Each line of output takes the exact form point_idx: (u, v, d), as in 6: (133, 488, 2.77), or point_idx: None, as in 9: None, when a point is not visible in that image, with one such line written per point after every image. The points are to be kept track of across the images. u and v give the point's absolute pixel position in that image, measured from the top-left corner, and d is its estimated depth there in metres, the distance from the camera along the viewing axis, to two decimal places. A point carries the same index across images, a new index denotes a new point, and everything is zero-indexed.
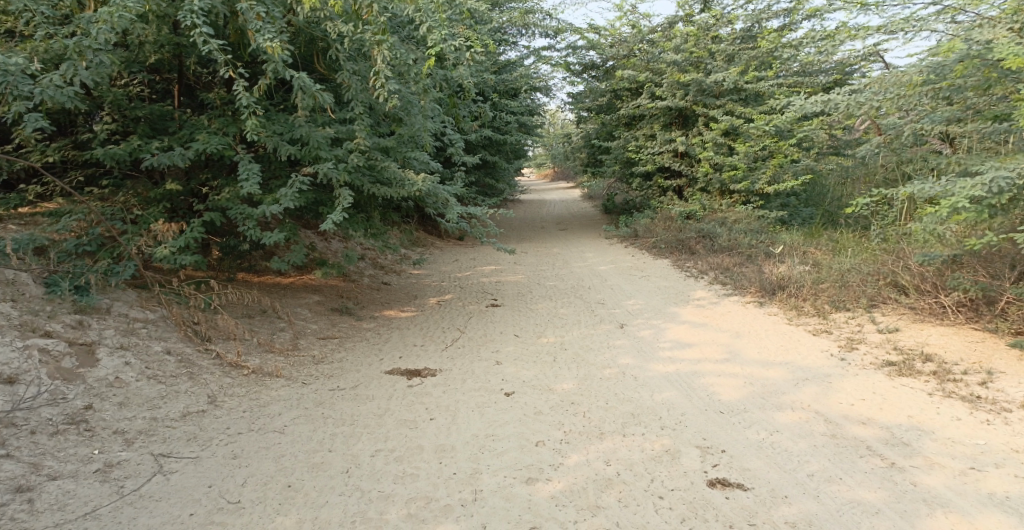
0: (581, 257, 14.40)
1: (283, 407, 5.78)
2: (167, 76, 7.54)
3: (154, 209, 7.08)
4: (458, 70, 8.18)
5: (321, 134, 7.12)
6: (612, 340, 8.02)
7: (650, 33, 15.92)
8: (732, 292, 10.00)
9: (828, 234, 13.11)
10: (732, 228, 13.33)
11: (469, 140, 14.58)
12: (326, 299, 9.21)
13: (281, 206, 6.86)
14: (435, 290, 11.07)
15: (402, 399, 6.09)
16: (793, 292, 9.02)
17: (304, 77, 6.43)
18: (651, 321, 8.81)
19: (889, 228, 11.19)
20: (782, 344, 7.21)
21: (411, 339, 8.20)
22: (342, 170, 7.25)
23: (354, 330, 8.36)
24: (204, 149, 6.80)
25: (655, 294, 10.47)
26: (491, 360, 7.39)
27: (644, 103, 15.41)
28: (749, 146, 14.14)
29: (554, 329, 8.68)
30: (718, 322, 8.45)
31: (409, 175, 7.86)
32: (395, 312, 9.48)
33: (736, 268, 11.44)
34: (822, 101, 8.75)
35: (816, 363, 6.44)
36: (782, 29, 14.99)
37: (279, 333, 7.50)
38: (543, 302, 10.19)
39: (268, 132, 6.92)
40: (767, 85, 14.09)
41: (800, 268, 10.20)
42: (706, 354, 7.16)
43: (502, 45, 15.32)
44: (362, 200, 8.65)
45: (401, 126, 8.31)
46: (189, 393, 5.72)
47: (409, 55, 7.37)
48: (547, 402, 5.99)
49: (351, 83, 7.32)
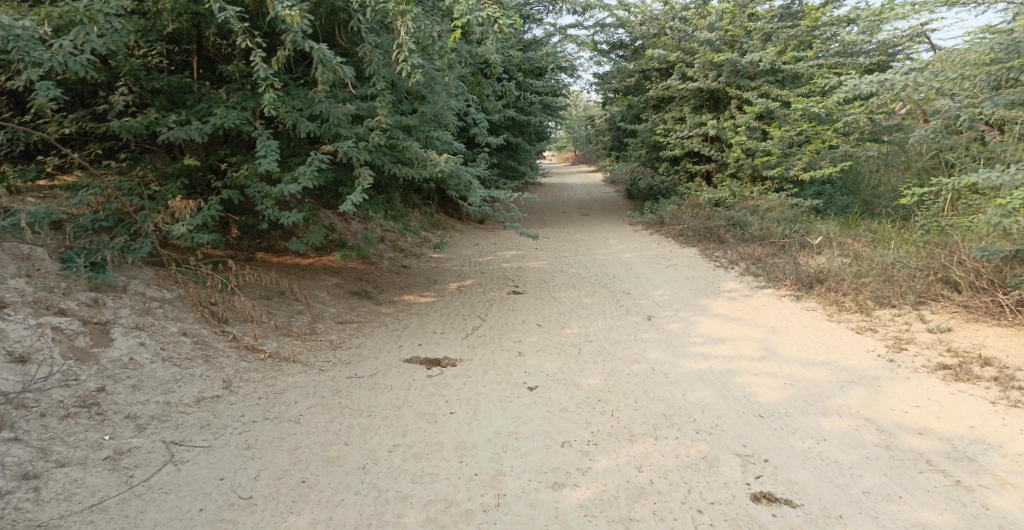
0: (606, 243, 14.01)
1: (299, 394, 5.48)
2: (186, 47, 7.26)
3: (171, 185, 6.81)
4: (485, 45, 7.82)
5: (342, 110, 6.81)
6: (640, 333, 7.66)
7: (683, 10, 15.39)
8: (765, 284, 9.59)
9: (866, 225, 12.63)
10: (765, 216, 12.85)
11: (494, 119, 14.21)
12: (345, 282, 8.95)
13: (299, 185, 6.58)
14: (455, 274, 10.77)
15: (421, 390, 5.81)
16: (832, 286, 8.61)
17: (324, 50, 6.10)
18: (680, 313, 8.45)
19: (935, 220, 10.73)
20: (822, 343, 6.83)
21: (431, 326, 7.92)
22: (362, 149, 6.94)
23: (373, 315, 8.09)
24: (221, 124, 6.51)
25: (684, 284, 10.08)
26: (514, 350, 7.09)
27: (674, 84, 14.91)
28: (784, 131, 13.61)
29: (579, 319, 8.34)
30: (752, 317, 8.05)
31: (431, 155, 7.54)
32: (416, 296, 9.21)
33: (768, 259, 11.02)
34: (878, 82, 8.37)
35: (862, 364, 6.11)
36: (822, 8, 14.41)
37: (295, 317, 7.24)
38: (568, 289, 9.87)
39: (286, 108, 6.64)
40: (806, 67, 13.51)
41: (837, 261, 9.77)
42: (740, 351, 6.80)
43: (529, 23, 14.87)
44: (382, 181, 8.35)
45: (424, 104, 7.97)
46: (204, 377, 5.42)
47: (435, 28, 6.99)
48: (574, 398, 5.67)
49: (372, 57, 6.98)
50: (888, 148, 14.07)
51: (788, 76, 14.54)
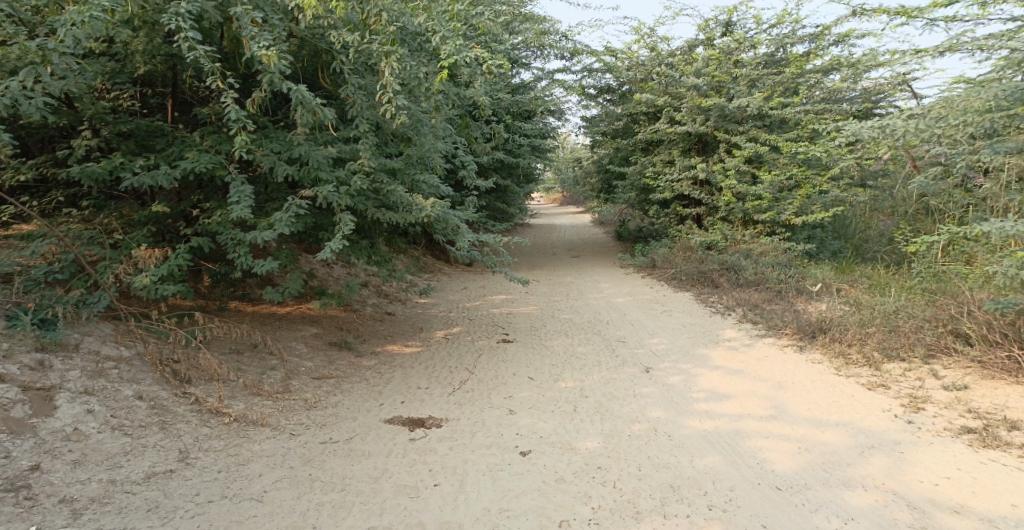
0: (597, 287, 13.63)
1: (265, 465, 4.99)
2: (160, 89, 6.86)
3: (137, 232, 6.37)
4: (474, 86, 7.53)
5: (323, 154, 6.42)
6: (638, 388, 7.18)
7: (669, 56, 15.32)
8: (764, 332, 9.18)
9: (861, 270, 12.34)
10: (759, 260, 12.53)
11: (481, 162, 13.91)
12: (324, 332, 8.45)
13: (274, 232, 6.15)
14: (442, 321, 10.30)
15: (402, 458, 5.30)
16: (836, 336, 8.25)
17: (303, 90, 5.73)
18: (680, 364, 7.99)
19: (932, 266, 10.45)
20: (834, 401, 6.40)
21: (415, 380, 7.41)
22: (344, 194, 6.54)
23: (352, 368, 7.59)
24: (192, 168, 6.08)
25: (680, 332, 9.66)
26: (503, 408, 6.59)
27: (663, 128, 14.71)
28: (775, 175, 13.37)
29: (572, 371, 7.86)
30: (756, 369, 7.60)
31: (417, 200, 7.12)
32: (399, 346, 8.72)
33: (765, 305, 10.65)
34: (878, 127, 8.14)
35: (879, 425, 5.75)
36: (808, 54, 14.35)
37: (268, 373, 6.72)
38: (559, 338, 9.40)
39: (263, 151, 6.26)
40: (794, 112, 13.30)
41: (838, 308, 9.40)
42: (748, 410, 6.33)
43: (515, 67, 14.68)
44: (365, 226, 7.93)
45: (410, 146, 7.61)
46: (157, 448, 4.94)
47: (420, 68, 6.66)
48: (570, 465, 5.19)
49: (355, 99, 6.62)
50: (881, 193, 13.89)
51: (776, 121, 14.32)
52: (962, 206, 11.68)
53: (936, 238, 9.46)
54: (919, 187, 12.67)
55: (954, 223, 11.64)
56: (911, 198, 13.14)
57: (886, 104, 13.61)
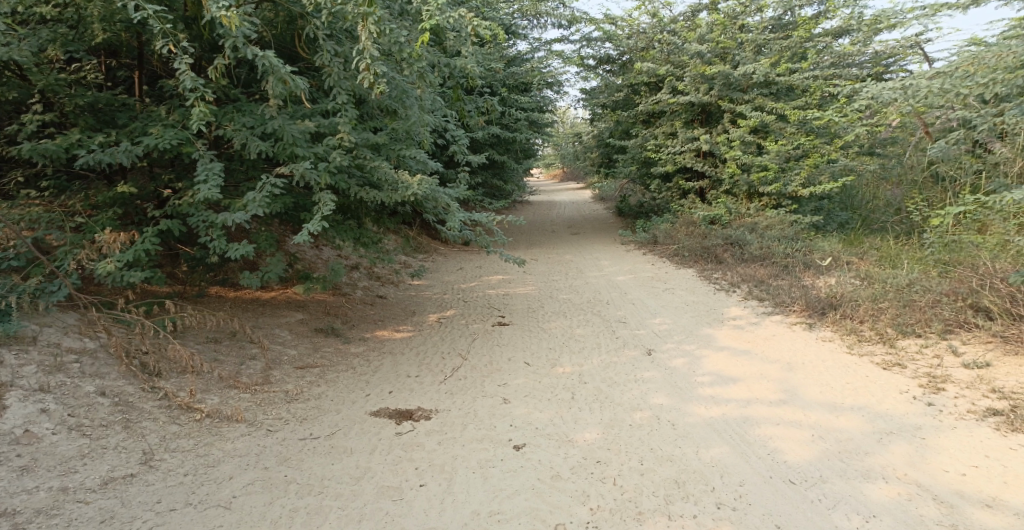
0: (597, 265, 13.21)
1: (236, 466, 4.63)
2: (125, 60, 6.36)
3: (102, 215, 5.93)
4: (462, 53, 7.07)
5: (298, 127, 5.98)
6: (640, 372, 6.78)
7: (671, 22, 14.73)
8: (772, 309, 8.77)
9: (871, 241, 11.90)
10: (764, 234, 12.07)
11: (476, 137, 13.41)
12: (311, 318, 8.05)
13: (247, 213, 5.72)
14: (435, 304, 9.90)
15: (387, 455, 4.92)
16: (849, 313, 7.85)
17: (271, 57, 5.26)
18: (684, 345, 7.60)
19: (945, 236, 10.04)
20: (847, 383, 6.05)
21: (405, 368, 7.02)
22: (322, 171, 6.12)
23: (339, 356, 7.19)
24: (155, 144, 5.61)
25: (683, 310, 9.25)
26: (497, 397, 6.21)
27: (664, 98, 14.18)
28: (781, 145, 12.86)
29: (571, 355, 7.47)
30: (764, 350, 7.20)
31: (403, 177, 6.67)
32: (389, 331, 8.32)
33: (772, 281, 10.24)
34: (901, 88, 8.05)
35: (898, 409, 5.44)
36: (816, 18, 13.80)
37: (247, 364, 6.32)
38: (558, 319, 9.00)
39: (235, 125, 5.86)
40: (801, 78, 12.77)
41: (849, 282, 8.99)
42: (756, 395, 5.93)
43: (510, 38, 14.12)
44: (350, 205, 7.50)
45: (395, 119, 7.15)
46: (119, 449, 4.57)
47: (403, 33, 6.17)
48: (567, 460, 4.83)
49: (332, 68, 6.16)
50: (889, 160, 13.40)
51: (783, 88, 13.79)
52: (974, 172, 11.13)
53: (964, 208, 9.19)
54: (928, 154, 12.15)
55: (966, 190, 11.13)
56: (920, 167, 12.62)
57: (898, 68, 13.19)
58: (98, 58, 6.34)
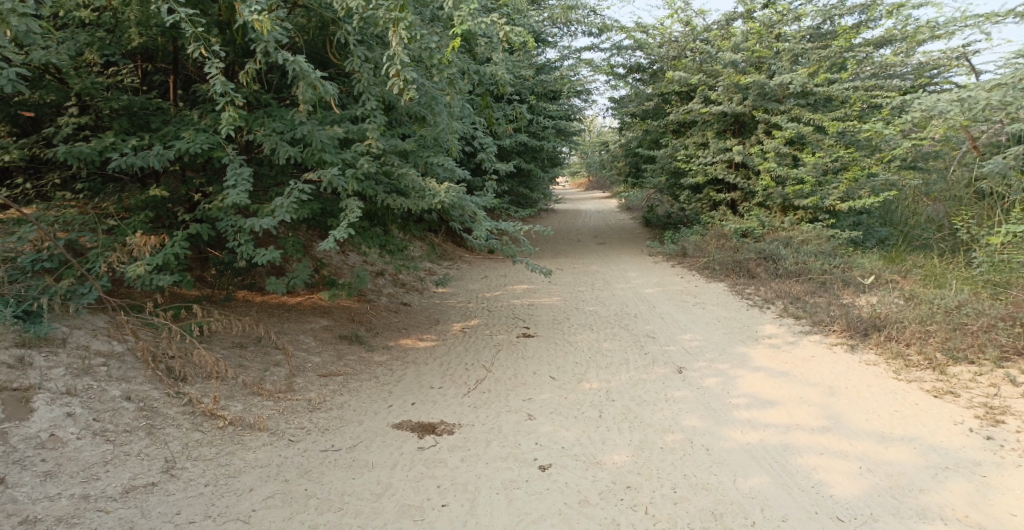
0: (626, 276, 12.96)
1: (258, 478, 4.52)
2: (159, 64, 6.34)
3: (134, 218, 5.89)
4: (493, 59, 6.93)
5: (327, 133, 5.89)
6: (671, 391, 6.54)
7: (705, 31, 14.46)
8: (808, 328, 8.45)
9: (911, 259, 11.49)
10: (800, 249, 11.73)
11: (504, 144, 13.28)
12: (335, 324, 7.95)
13: (275, 219, 5.64)
14: (460, 312, 9.75)
15: (409, 470, 4.78)
16: (890, 335, 7.54)
17: (302, 62, 5.17)
18: (715, 364, 7.34)
19: (993, 255, 9.63)
20: (895, 411, 5.78)
21: (429, 379, 6.88)
22: (350, 177, 6.02)
23: (363, 365, 7.08)
24: (187, 149, 5.56)
25: (714, 326, 8.98)
26: (522, 413, 6.02)
27: (698, 108, 13.91)
28: (818, 158, 12.51)
29: (597, 370, 7.26)
30: (803, 372, 6.91)
31: (432, 184, 6.54)
32: (414, 340, 8.20)
33: (807, 298, 9.92)
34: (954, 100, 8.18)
35: (950, 442, 5.20)
36: (856, 28, 13.43)
37: (271, 371, 6.24)
38: (585, 332, 8.80)
39: (265, 130, 5.79)
40: (840, 90, 12.42)
41: (889, 302, 8.65)
42: (797, 420, 5.69)
43: (539, 45, 13.98)
44: (377, 212, 7.40)
45: (424, 126, 7.05)
46: (141, 456, 4.48)
47: (434, 39, 6.06)
48: (595, 484, 4.69)
49: (361, 73, 6.06)
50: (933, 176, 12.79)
51: (819, 100, 13.39)
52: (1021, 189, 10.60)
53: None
54: (972, 172, 11.64)
55: (1013, 209, 10.63)
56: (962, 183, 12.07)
57: (942, 78, 12.64)
58: (134, 61, 6.33)
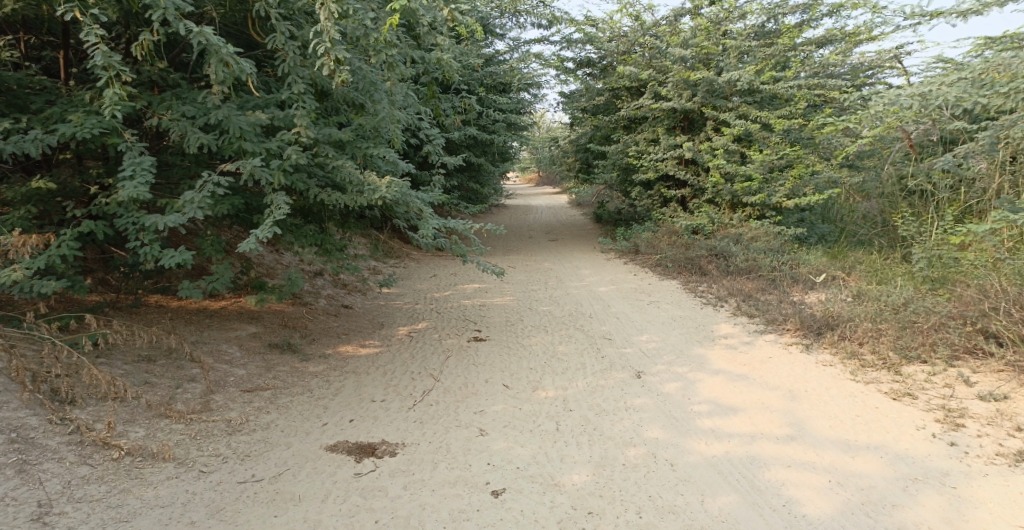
0: (576, 274, 12.58)
1: (155, 522, 4.06)
2: (46, 37, 5.60)
3: (15, 214, 5.26)
4: (438, 43, 6.41)
5: (247, 119, 5.31)
6: (630, 399, 6.12)
7: (654, 26, 14.15)
8: (763, 327, 8.17)
9: (856, 254, 11.42)
10: (750, 246, 11.56)
11: (451, 138, 12.71)
12: (265, 331, 7.27)
13: (182, 216, 5.03)
14: (405, 315, 9.14)
15: (342, 504, 4.36)
16: (845, 334, 7.30)
17: (207, 33, 4.81)
18: (675, 368, 6.96)
19: (931, 251, 9.47)
20: (859, 415, 5.47)
21: (369, 391, 6.29)
22: (276, 169, 5.41)
23: (294, 377, 6.43)
24: (73, 133, 4.98)
25: (670, 327, 8.63)
26: (473, 428, 5.52)
27: (647, 103, 13.61)
28: (765, 155, 12.32)
29: (554, 377, 6.78)
30: (763, 375, 6.58)
31: (370, 178, 5.93)
32: (353, 347, 7.57)
33: (759, 296, 9.68)
34: (918, 95, 8.62)
35: (919, 449, 4.91)
36: (801, 27, 13.33)
37: (184, 388, 5.59)
38: (539, 335, 8.32)
39: (173, 114, 5.25)
40: (786, 87, 12.28)
41: (841, 299, 8.44)
42: (760, 428, 5.32)
43: (487, 37, 13.43)
44: (311, 207, 6.77)
45: (363, 113, 6.46)
46: (7, 502, 3.95)
47: (368, 14, 5.57)
48: (554, 511, 4.31)
49: (286, 52, 5.50)
50: (866, 174, 12.31)
51: (766, 96, 13.24)
52: (949, 186, 10.52)
53: (987, 228, 8.65)
54: (901, 171, 11.45)
55: (944, 206, 10.50)
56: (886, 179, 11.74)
57: (877, 80, 12.97)
58: (15, 33, 5.58)
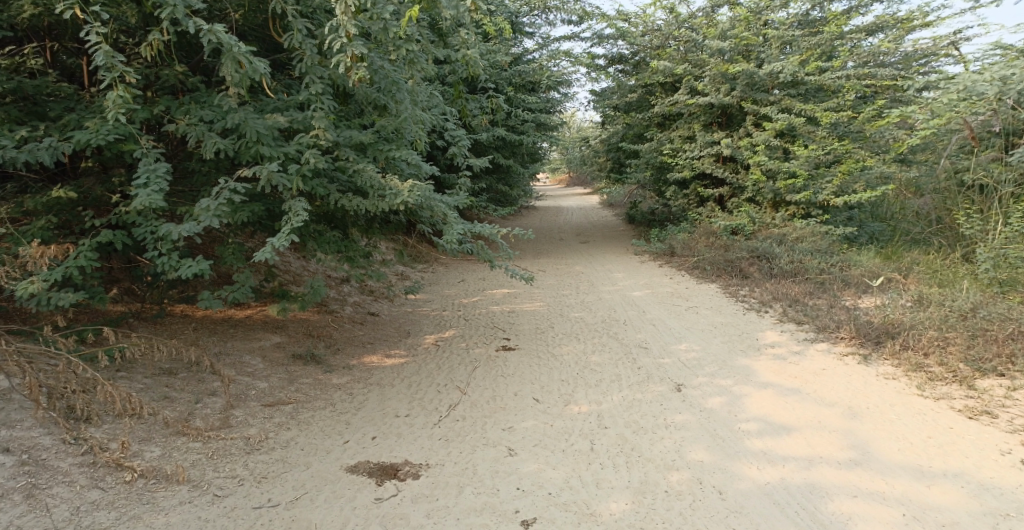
0: (610, 278, 12.15)
1: None
2: (66, 42, 5.41)
3: (36, 223, 5.07)
4: (464, 37, 6.07)
5: (265, 122, 5.04)
6: (670, 415, 5.70)
7: (689, 19, 13.65)
8: (814, 335, 7.65)
9: (910, 255, 10.78)
10: (794, 247, 11.00)
11: (479, 139, 12.39)
12: (289, 341, 7.01)
13: (198, 225, 4.78)
14: (433, 322, 8.84)
15: None
16: (907, 343, 6.78)
17: (220, 32, 4.52)
18: (717, 380, 6.51)
19: (999, 250, 8.83)
20: (930, 437, 5.01)
21: (393, 405, 5.98)
22: (294, 175, 5.13)
23: (317, 389, 6.16)
24: (88, 140, 4.75)
25: (711, 334, 8.16)
26: (500, 447, 5.16)
27: (682, 99, 13.11)
28: (811, 150, 11.72)
29: (587, 389, 6.39)
30: (817, 390, 6.09)
31: (393, 182, 5.62)
32: (379, 357, 7.28)
33: (807, 301, 9.15)
34: None
35: (1004, 479, 4.44)
36: (848, 15, 12.69)
37: (203, 403, 5.34)
38: (570, 343, 7.93)
39: (189, 119, 5.00)
40: (832, 78, 11.66)
41: (900, 304, 7.89)
42: (819, 451, 4.88)
43: (516, 35, 13.07)
44: (334, 213, 6.49)
45: (386, 115, 6.16)
46: None
47: (389, 9, 5.26)
48: None
49: (304, 51, 5.21)
50: (919, 169, 11.73)
51: (811, 89, 12.61)
52: (1014, 180, 9.81)
53: None
54: (956, 165, 10.79)
55: (1010, 202, 9.72)
56: (937, 174, 11.16)
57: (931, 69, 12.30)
58: (40, 41, 5.34)
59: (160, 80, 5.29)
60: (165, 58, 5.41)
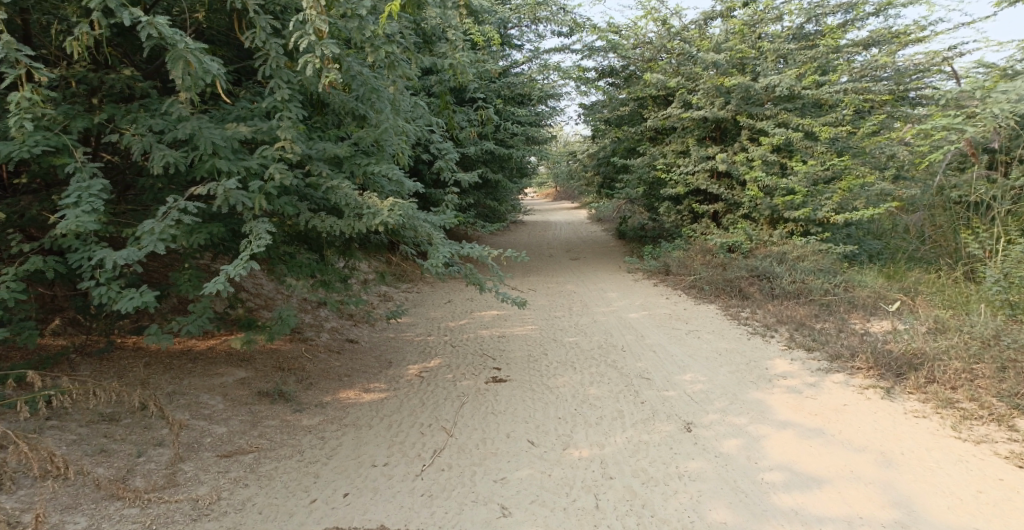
0: (603, 298, 11.51)
1: None
2: None
3: None
4: (453, 39, 5.45)
5: (221, 132, 4.38)
6: (683, 462, 5.06)
7: (682, 31, 13.13)
8: (827, 365, 7.00)
9: (915, 273, 10.24)
10: (796, 266, 10.42)
11: (466, 153, 11.75)
12: (255, 376, 6.29)
13: (140, 249, 4.11)
14: (416, 350, 8.14)
15: None
16: (933, 377, 6.18)
17: (161, 24, 3.88)
18: (730, 417, 5.88)
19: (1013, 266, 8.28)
20: (980, 494, 4.55)
21: (370, 450, 5.30)
22: (257, 192, 4.47)
23: (284, 434, 5.45)
24: (12, 153, 4.07)
25: (716, 363, 7.52)
26: (493, 506, 4.51)
27: (675, 113, 12.56)
28: (809, 166, 11.01)
29: (589, 430, 5.73)
30: (842, 430, 5.49)
31: (371, 199, 4.96)
32: (355, 392, 6.58)
33: (814, 325, 8.55)
34: None
35: None
36: (845, 27, 12.23)
37: (148, 456, 4.62)
38: (565, 374, 7.25)
39: (135, 128, 4.35)
40: (830, 92, 11.03)
41: (917, 328, 7.30)
42: (858, 510, 4.42)
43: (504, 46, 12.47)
44: (308, 235, 5.81)
45: (365, 125, 5.51)
46: None
47: (366, 3, 4.64)
48: None
49: (269, 52, 4.57)
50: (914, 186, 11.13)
51: (808, 103, 11.97)
52: (1009, 197, 9.36)
53: None
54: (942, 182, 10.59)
55: (1011, 219, 9.21)
56: (927, 189, 10.77)
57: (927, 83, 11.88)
58: None
59: (105, 85, 4.62)
60: (112, 61, 4.75)
